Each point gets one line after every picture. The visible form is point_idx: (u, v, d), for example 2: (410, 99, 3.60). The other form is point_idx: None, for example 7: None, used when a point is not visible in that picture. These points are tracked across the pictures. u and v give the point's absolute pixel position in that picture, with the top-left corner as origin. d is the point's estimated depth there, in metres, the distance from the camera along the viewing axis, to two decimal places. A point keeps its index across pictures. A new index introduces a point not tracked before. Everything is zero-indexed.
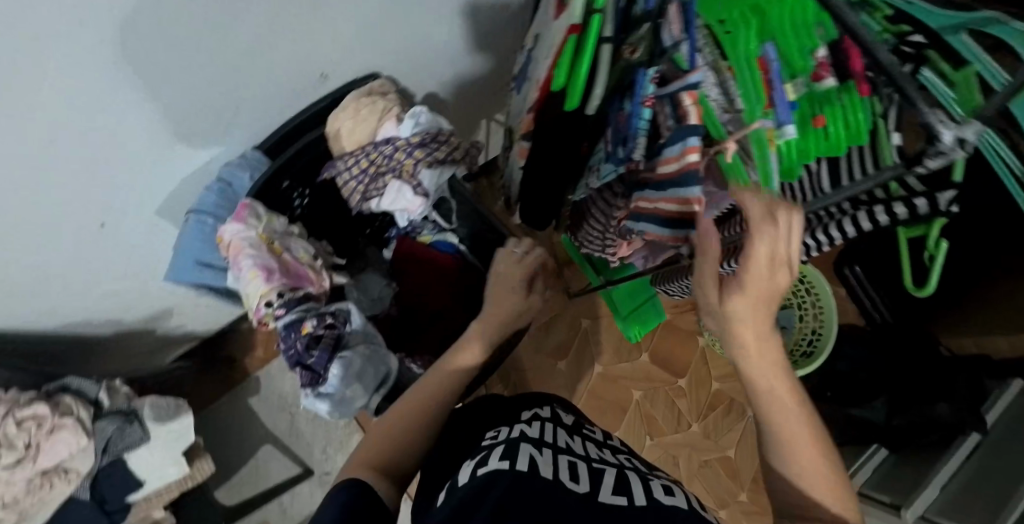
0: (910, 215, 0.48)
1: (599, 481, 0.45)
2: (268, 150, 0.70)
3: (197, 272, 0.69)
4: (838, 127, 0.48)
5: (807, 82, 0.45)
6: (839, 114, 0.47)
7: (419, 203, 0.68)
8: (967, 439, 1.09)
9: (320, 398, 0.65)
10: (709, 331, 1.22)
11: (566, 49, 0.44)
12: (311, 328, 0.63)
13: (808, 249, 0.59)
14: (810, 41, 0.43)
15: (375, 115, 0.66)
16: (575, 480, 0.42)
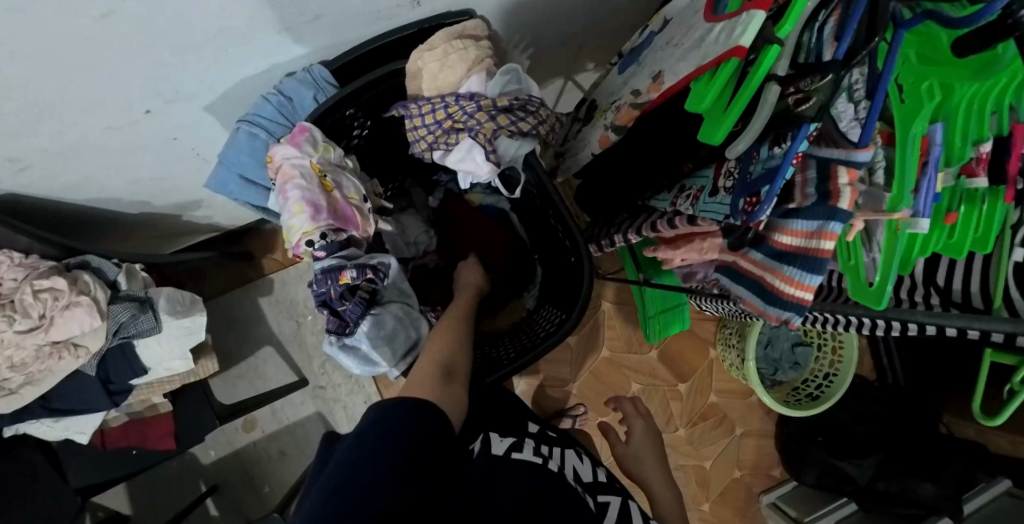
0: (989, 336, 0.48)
1: (606, 510, 0.63)
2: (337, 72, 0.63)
3: (239, 186, 0.66)
4: (966, 229, 0.45)
5: (957, 174, 0.43)
6: (973, 216, 0.45)
7: (486, 169, 0.62)
8: None
9: (343, 349, 0.63)
10: (725, 344, 1.24)
11: (720, 72, 0.38)
12: (350, 279, 0.58)
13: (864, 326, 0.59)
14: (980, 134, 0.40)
15: (464, 64, 0.58)
16: (591, 499, 0.63)
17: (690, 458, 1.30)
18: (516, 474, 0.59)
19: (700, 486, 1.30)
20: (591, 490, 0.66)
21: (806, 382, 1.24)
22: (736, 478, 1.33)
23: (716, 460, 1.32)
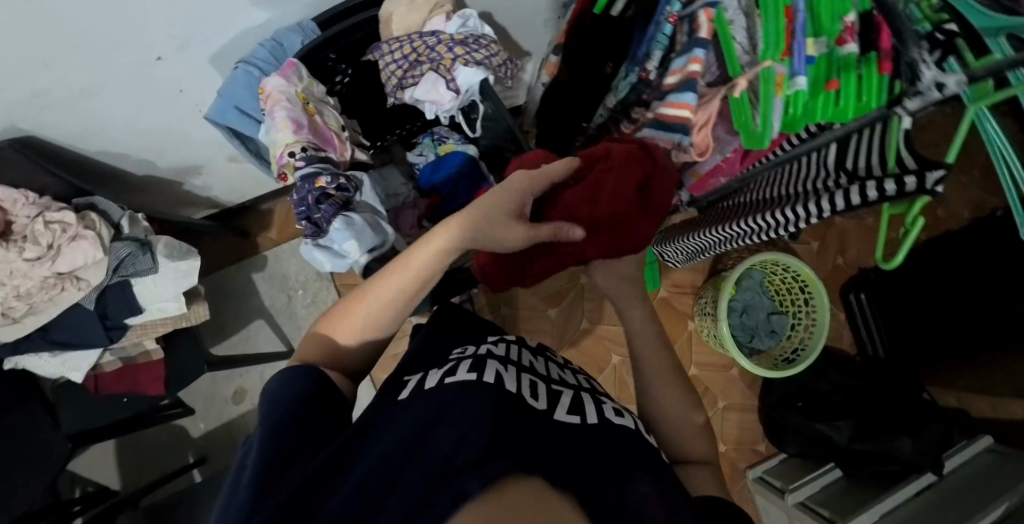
0: (890, 192, 0.51)
1: (561, 400, 0.51)
2: (322, 21, 0.72)
3: (235, 117, 0.74)
4: (847, 94, 0.49)
5: (829, 44, 0.48)
6: (852, 84, 0.49)
7: (448, 98, 0.72)
8: (921, 478, 1.09)
9: (320, 250, 0.69)
10: (703, 314, 1.27)
11: None
12: (325, 184, 0.66)
13: (798, 218, 0.63)
14: (842, 6, 0.46)
15: (427, 8, 0.67)
16: (535, 396, 0.48)
17: None
18: (450, 391, 0.45)
19: None
20: (544, 389, 0.51)
21: (781, 350, 1.28)
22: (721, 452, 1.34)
23: None
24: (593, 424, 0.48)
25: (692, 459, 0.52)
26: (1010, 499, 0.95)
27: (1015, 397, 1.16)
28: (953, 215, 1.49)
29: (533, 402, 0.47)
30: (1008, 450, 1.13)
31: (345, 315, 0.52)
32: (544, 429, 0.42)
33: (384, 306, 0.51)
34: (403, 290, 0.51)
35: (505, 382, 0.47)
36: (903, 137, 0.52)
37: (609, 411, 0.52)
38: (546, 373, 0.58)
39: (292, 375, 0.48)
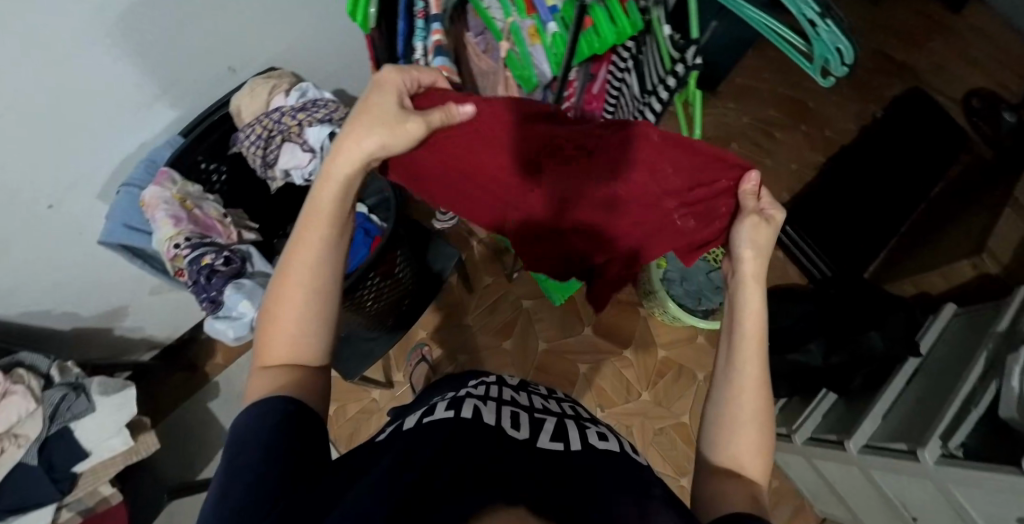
0: (677, 82, 0.60)
1: (541, 427, 0.50)
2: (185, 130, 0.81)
3: (124, 233, 0.81)
4: (601, 26, 0.56)
5: None
6: (599, 15, 0.56)
7: (308, 159, 0.78)
8: (906, 366, 1.10)
9: (220, 321, 0.75)
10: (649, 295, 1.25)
11: None
12: (210, 260, 0.73)
13: None
14: None
15: (267, 90, 0.77)
16: (517, 427, 0.48)
17: (666, 417, 1.25)
18: (424, 430, 0.44)
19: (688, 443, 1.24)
20: (526, 420, 0.51)
21: None
22: None
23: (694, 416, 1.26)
24: (579, 450, 0.46)
25: (725, 468, 0.43)
26: (984, 352, 1.00)
27: (954, 262, 1.21)
28: (838, 134, 1.61)
29: (513, 432, 0.47)
30: (971, 308, 1.15)
31: (277, 318, 0.42)
32: (520, 460, 0.40)
33: (316, 280, 0.43)
34: (325, 249, 0.43)
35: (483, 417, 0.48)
36: (670, 40, 0.59)
37: (593, 436, 0.50)
38: (530, 402, 0.56)
39: (255, 415, 0.38)
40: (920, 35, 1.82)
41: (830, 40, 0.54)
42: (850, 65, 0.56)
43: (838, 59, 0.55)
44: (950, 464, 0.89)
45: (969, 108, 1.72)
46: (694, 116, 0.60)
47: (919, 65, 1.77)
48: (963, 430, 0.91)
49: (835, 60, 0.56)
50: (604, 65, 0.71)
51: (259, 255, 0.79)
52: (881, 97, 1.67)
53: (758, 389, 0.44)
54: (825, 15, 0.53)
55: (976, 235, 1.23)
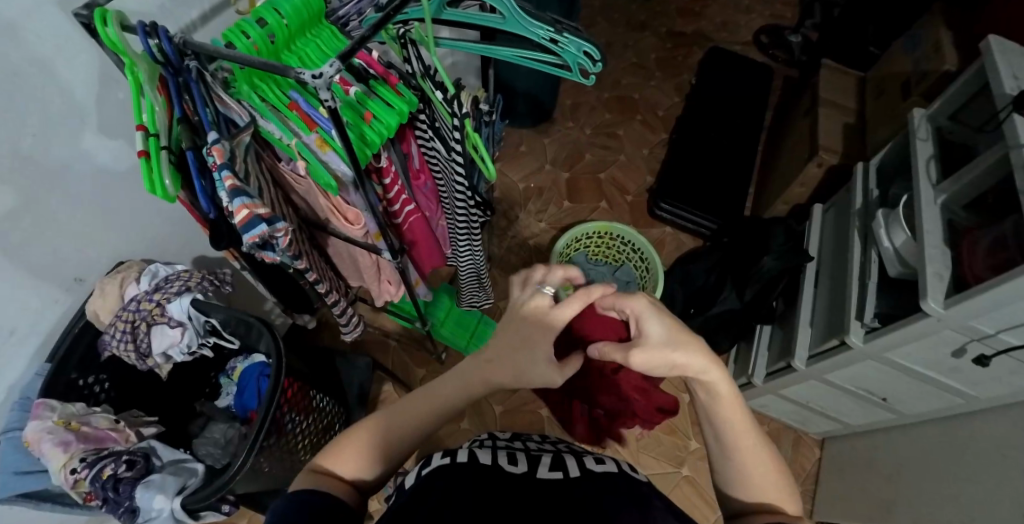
0: (461, 133, 0.69)
1: (540, 461, 0.53)
2: (48, 355, 0.83)
3: (19, 481, 0.75)
4: (382, 113, 0.65)
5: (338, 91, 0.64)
6: (377, 105, 0.65)
7: (180, 333, 0.78)
8: (808, 273, 1.21)
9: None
10: None
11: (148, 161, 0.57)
12: (111, 470, 0.70)
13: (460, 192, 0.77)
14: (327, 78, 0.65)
15: (116, 285, 0.77)
16: (514, 462, 0.52)
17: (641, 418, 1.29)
18: (424, 480, 0.47)
19: (671, 434, 1.27)
20: (522, 457, 0.54)
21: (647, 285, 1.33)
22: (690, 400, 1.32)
23: None
24: (578, 478, 0.49)
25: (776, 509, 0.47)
26: (858, 226, 1.11)
27: (805, 167, 1.36)
28: (669, 109, 1.80)
29: (512, 468, 0.50)
30: (833, 200, 1.28)
31: None
32: (533, 502, 0.45)
33: None
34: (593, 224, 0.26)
35: (479, 456, 0.51)
36: (443, 101, 0.67)
37: (590, 463, 0.54)
38: (523, 446, 0.60)
39: None
40: (695, 7, 2.11)
41: (575, 47, 0.70)
42: (599, 61, 0.71)
43: (588, 59, 0.70)
44: (873, 336, 0.95)
45: (760, 46, 1.99)
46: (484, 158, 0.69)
47: (706, 28, 2.04)
48: (871, 301, 0.99)
49: (588, 61, 0.71)
50: (412, 140, 0.78)
51: (163, 443, 0.77)
52: (689, 66, 1.90)
53: (739, 414, 0.51)
54: (559, 32, 0.70)
55: (809, 141, 1.40)
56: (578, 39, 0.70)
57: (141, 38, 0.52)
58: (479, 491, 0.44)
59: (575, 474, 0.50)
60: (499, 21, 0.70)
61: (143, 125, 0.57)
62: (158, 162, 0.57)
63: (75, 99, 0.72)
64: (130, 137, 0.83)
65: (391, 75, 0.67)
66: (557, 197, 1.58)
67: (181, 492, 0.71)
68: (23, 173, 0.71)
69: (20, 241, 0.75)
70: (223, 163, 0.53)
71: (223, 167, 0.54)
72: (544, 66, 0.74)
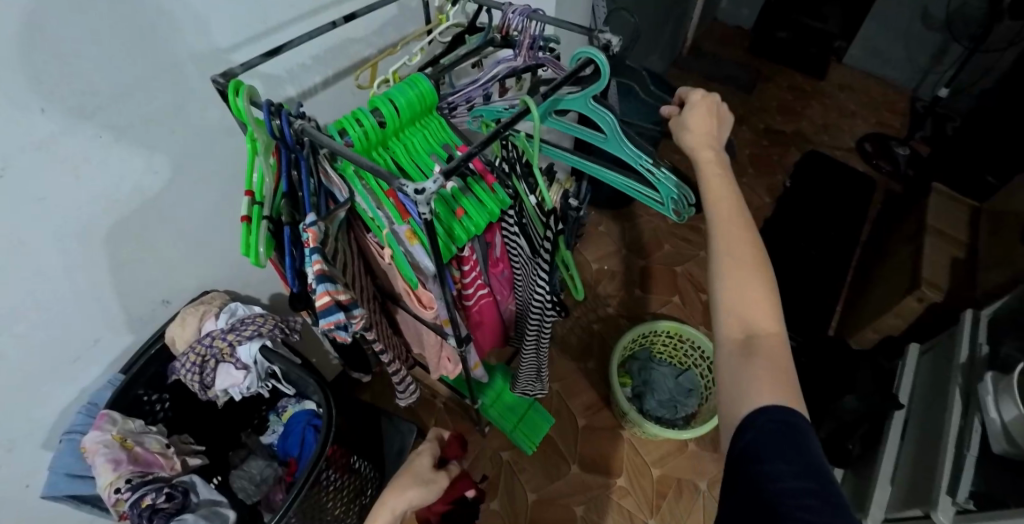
0: (552, 244, 0.70)
1: None
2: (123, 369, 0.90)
3: (68, 483, 0.82)
4: (473, 212, 0.65)
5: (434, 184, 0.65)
6: (471, 202, 0.66)
7: (242, 375, 0.81)
8: (894, 421, 1.09)
9: None
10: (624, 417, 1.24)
11: (248, 226, 0.60)
12: (150, 500, 0.71)
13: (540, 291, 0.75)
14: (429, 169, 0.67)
15: (197, 317, 0.81)
16: None
17: None
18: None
19: None
20: None
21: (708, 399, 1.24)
22: None
23: None
24: None
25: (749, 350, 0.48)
26: (959, 382, 1.00)
27: (901, 298, 1.25)
28: (758, 209, 1.74)
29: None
30: (932, 342, 1.16)
31: None
32: None
33: None
34: None
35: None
36: (536, 208, 0.70)
37: None
38: None
39: None
40: (797, 106, 2.07)
41: (669, 184, 0.66)
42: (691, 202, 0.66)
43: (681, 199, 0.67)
44: (967, 519, 0.81)
45: (864, 153, 1.90)
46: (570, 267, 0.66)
47: (806, 129, 1.98)
48: (967, 478, 0.86)
49: (680, 200, 0.67)
50: (497, 231, 0.77)
51: (203, 480, 0.78)
52: (784, 167, 1.84)
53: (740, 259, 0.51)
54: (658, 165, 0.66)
55: (910, 271, 1.29)
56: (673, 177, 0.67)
57: (266, 119, 0.56)
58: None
59: None
60: (599, 139, 0.68)
61: (251, 192, 0.60)
62: (257, 228, 0.60)
63: (196, 145, 0.79)
64: (235, 178, 0.89)
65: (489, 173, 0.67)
66: (628, 283, 1.55)
67: None
68: (137, 202, 0.77)
69: (124, 263, 0.82)
70: (314, 246, 0.55)
71: (312, 249, 0.55)
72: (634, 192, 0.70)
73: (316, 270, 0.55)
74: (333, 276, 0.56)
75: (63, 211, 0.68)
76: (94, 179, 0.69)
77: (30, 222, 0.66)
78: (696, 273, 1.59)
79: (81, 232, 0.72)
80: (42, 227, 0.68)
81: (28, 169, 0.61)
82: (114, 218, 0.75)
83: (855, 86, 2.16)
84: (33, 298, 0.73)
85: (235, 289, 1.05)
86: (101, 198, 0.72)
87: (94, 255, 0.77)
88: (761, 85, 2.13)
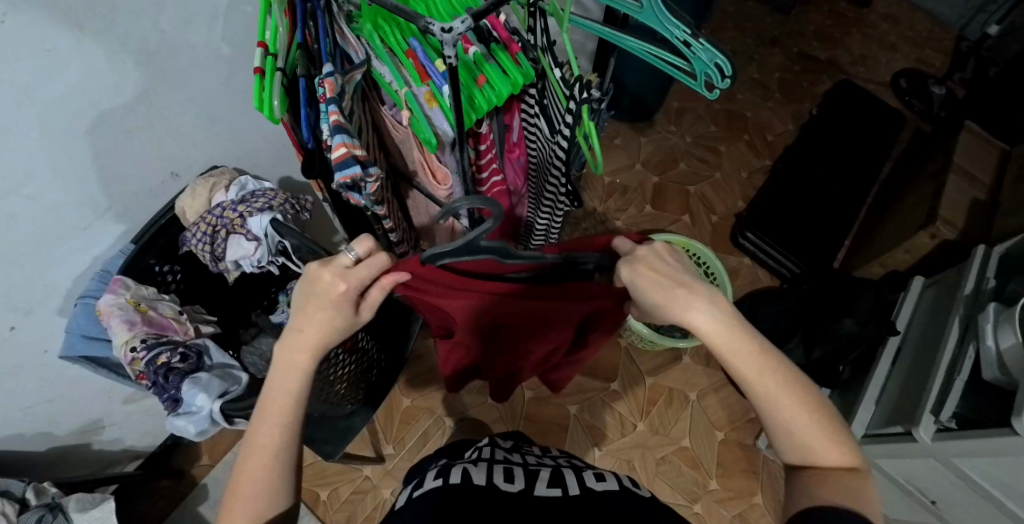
0: (573, 118, 0.64)
1: (539, 477, 0.61)
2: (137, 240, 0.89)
3: (85, 344, 0.79)
4: (495, 80, 0.62)
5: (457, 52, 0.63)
6: (494, 71, 0.63)
7: (254, 248, 0.82)
8: (887, 346, 1.11)
9: (181, 418, 0.74)
10: (623, 328, 1.27)
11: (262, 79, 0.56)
12: (165, 359, 0.73)
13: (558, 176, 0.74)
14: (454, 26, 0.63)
15: (207, 188, 0.80)
16: (511, 481, 0.58)
17: (666, 445, 1.27)
18: (423, 500, 0.54)
19: (694, 468, 1.25)
20: (521, 474, 0.61)
21: None
22: (723, 440, 1.28)
23: (692, 437, 1.28)
24: (575, 495, 0.56)
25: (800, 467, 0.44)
26: (960, 312, 1.00)
27: (914, 233, 1.23)
28: (779, 135, 1.68)
29: (509, 486, 0.57)
30: (938, 277, 1.16)
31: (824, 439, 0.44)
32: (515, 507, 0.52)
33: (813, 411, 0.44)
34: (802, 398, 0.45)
35: (472, 477, 0.58)
36: (562, 81, 0.62)
37: (591, 480, 0.60)
38: (523, 460, 0.67)
39: None
40: (835, 32, 1.94)
41: (707, 56, 0.63)
42: (729, 77, 0.64)
43: (717, 72, 0.64)
44: (944, 438, 0.85)
45: (898, 89, 1.80)
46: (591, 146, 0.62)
47: (841, 58, 1.87)
48: (953, 399, 0.89)
49: (717, 73, 0.65)
50: (517, 113, 0.77)
51: (216, 345, 0.81)
52: (813, 96, 1.77)
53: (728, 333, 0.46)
54: (697, 35, 0.63)
55: (927, 207, 1.27)
56: (713, 49, 0.64)
57: None
58: (467, 506, 0.51)
59: (574, 491, 0.57)
60: (635, 9, 0.64)
61: (263, 44, 0.55)
62: (271, 82, 0.56)
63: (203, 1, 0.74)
64: (243, 45, 0.85)
65: (512, 43, 0.63)
66: (639, 201, 1.53)
67: (222, 396, 0.74)
68: (144, 64, 0.74)
69: (131, 128, 0.79)
70: (331, 97, 0.53)
71: (330, 101, 0.53)
72: (667, 68, 0.67)
73: (332, 122, 0.53)
74: (351, 131, 0.55)
75: (66, 65, 0.65)
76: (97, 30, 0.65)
77: (38, 70, 0.63)
78: (707, 197, 1.57)
79: (87, 91, 0.70)
80: (45, 79, 0.65)
81: (27, 11, 0.58)
82: (119, 81, 0.72)
83: (900, 16, 2.02)
84: (43, 157, 0.71)
85: (246, 170, 1.04)
86: (105, 52, 0.68)
87: (100, 116, 0.74)
88: (800, 7, 1.99)
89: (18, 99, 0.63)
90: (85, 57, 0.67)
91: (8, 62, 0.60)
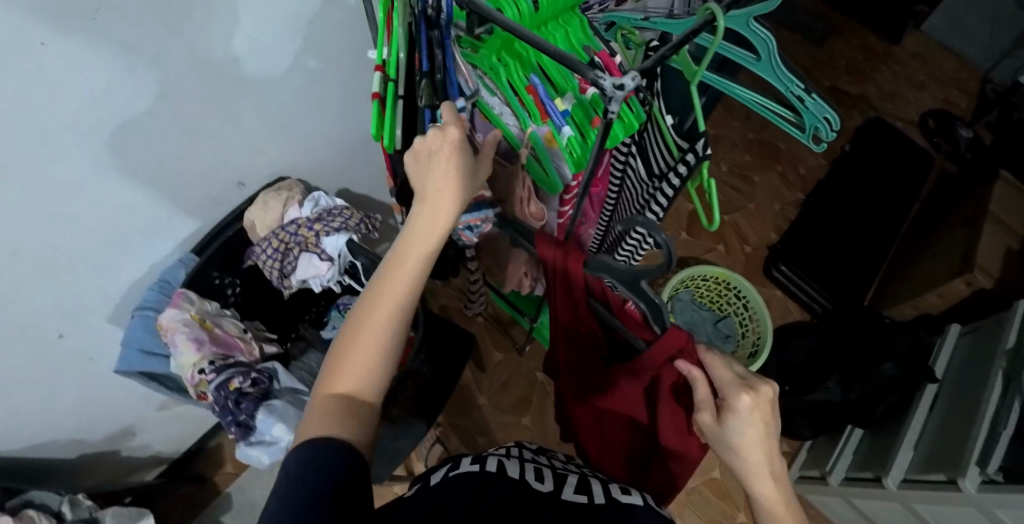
0: (689, 169, 0.62)
1: (566, 481, 0.57)
2: (196, 249, 0.86)
3: (142, 358, 0.76)
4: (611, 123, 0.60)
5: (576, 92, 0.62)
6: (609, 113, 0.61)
7: (326, 267, 0.79)
8: (925, 392, 1.14)
9: (252, 445, 0.75)
10: None
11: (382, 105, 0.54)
12: (237, 385, 0.71)
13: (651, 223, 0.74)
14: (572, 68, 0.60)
15: (281, 202, 0.76)
16: (541, 479, 0.55)
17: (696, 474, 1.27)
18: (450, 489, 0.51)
19: (722, 499, 1.26)
20: (549, 474, 0.58)
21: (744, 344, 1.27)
22: None
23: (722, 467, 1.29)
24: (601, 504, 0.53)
25: None
26: (1001, 365, 1.03)
27: (949, 279, 1.25)
28: (812, 169, 1.70)
29: (539, 486, 0.53)
30: (975, 326, 1.19)
31: None
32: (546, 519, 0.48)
33: None
34: None
35: (506, 470, 0.55)
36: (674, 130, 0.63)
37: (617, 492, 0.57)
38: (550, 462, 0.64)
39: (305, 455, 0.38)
40: (866, 67, 1.97)
41: (817, 110, 0.64)
42: (836, 130, 0.64)
43: (826, 126, 0.64)
44: (991, 490, 0.87)
45: (926, 129, 1.84)
46: (709, 196, 0.57)
47: (871, 94, 1.90)
48: (1000, 452, 0.90)
49: (824, 127, 0.65)
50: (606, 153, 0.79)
51: (285, 369, 0.79)
52: (844, 131, 1.79)
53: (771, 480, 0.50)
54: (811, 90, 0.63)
55: (962, 253, 1.29)
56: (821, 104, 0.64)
57: None
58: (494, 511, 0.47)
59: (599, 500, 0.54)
60: (750, 61, 0.64)
61: (381, 67, 0.53)
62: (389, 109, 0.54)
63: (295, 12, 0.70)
64: (321, 54, 0.81)
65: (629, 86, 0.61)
66: (676, 226, 1.54)
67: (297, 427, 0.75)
68: (230, 73, 0.70)
69: (205, 136, 0.76)
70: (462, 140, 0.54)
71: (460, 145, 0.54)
72: (773, 118, 0.66)
73: None
74: None
75: (157, 71, 0.62)
76: (193, 38, 0.62)
77: (133, 75, 0.59)
78: (742, 227, 1.58)
79: (172, 98, 0.66)
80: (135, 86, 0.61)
81: (129, 15, 0.54)
82: (203, 87, 0.68)
83: (927, 55, 2.06)
84: (119, 164, 0.67)
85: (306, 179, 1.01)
86: (196, 59, 0.64)
87: (178, 123, 0.70)
88: (832, 39, 2.02)
89: (107, 106, 0.60)
90: (176, 65, 0.63)
91: (104, 68, 0.56)
